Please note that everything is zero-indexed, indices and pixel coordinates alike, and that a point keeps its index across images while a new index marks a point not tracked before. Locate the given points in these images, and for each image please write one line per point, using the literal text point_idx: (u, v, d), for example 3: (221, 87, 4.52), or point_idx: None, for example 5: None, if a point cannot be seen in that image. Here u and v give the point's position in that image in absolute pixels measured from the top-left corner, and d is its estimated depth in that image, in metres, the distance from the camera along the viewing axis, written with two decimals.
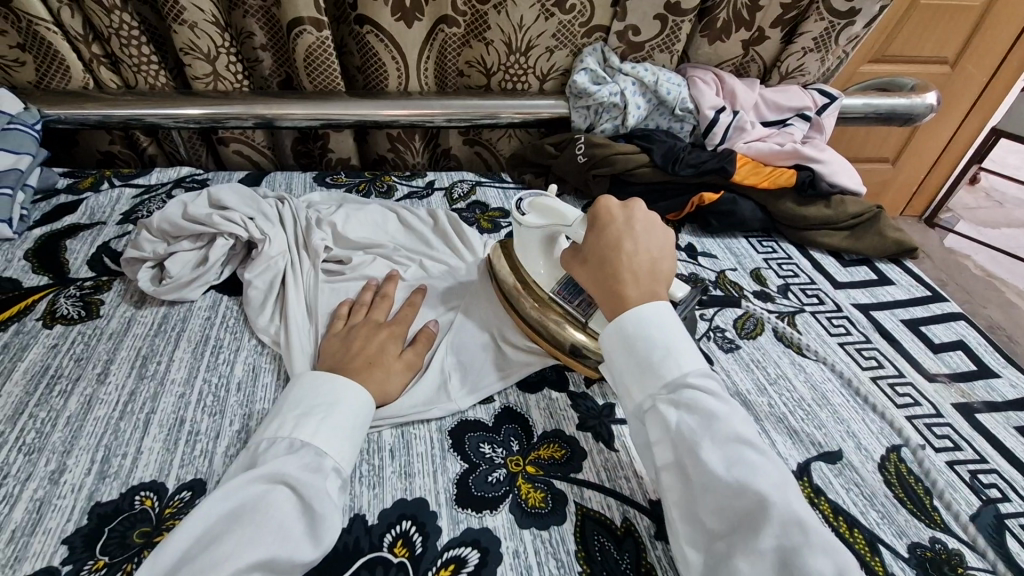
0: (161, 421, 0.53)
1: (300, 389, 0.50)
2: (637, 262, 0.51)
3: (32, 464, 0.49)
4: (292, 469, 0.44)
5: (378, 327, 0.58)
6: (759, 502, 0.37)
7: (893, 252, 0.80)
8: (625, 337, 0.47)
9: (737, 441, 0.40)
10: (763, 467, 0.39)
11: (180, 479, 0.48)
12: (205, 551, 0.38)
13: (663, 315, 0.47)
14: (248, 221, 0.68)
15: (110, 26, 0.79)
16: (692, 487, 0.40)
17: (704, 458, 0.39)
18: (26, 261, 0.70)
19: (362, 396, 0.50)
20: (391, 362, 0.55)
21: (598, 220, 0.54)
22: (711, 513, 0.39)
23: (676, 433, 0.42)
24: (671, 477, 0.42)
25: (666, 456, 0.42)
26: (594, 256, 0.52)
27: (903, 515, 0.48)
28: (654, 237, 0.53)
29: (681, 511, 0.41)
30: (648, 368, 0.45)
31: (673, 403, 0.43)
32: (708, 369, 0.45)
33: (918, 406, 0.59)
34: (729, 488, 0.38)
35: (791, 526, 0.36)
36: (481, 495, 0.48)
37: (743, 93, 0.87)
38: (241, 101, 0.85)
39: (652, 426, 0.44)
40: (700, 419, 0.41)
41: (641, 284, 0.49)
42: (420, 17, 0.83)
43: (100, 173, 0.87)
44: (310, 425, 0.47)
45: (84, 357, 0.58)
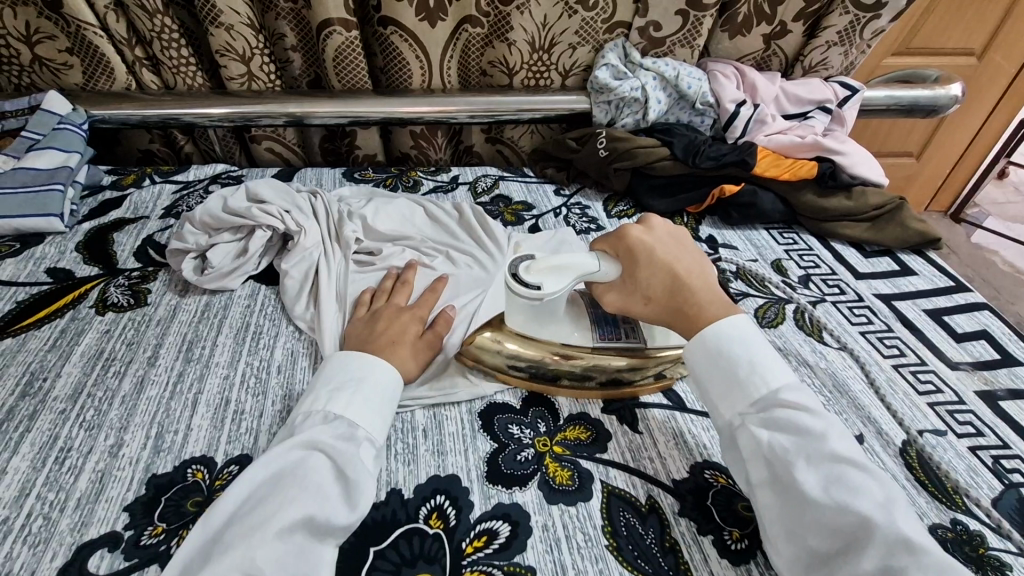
0: (208, 401, 0.56)
1: (332, 367, 0.52)
2: (694, 279, 0.53)
3: (93, 438, 0.52)
4: (326, 438, 0.47)
5: (400, 311, 0.61)
6: (861, 522, 0.38)
7: (916, 243, 0.80)
8: (709, 358, 0.49)
9: (835, 459, 0.41)
10: (864, 486, 0.40)
11: (228, 454, 0.52)
12: (250, 512, 0.41)
13: (742, 331, 0.49)
14: (285, 214, 0.71)
15: (152, 30, 0.83)
16: (791, 506, 0.41)
17: (800, 477, 0.41)
18: (77, 253, 0.74)
19: (390, 372, 0.52)
20: (412, 343, 0.57)
21: (637, 255, 0.53)
22: (813, 533, 0.40)
23: (769, 449, 0.44)
24: (768, 494, 0.43)
25: (760, 473, 0.44)
26: (656, 289, 0.53)
27: (924, 497, 0.49)
28: (687, 249, 0.56)
29: (780, 528, 0.42)
30: (735, 390, 0.47)
31: (763, 422, 0.45)
32: (795, 385, 0.47)
33: (940, 393, 0.59)
34: (831, 508, 0.39)
35: (897, 545, 0.37)
36: (511, 472, 0.51)
37: (764, 87, 0.88)
38: (274, 100, 0.88)
39: (745, 444, 0.45)
40: (794, 438, 0.43)
41: (714, 302, 0.52)
42: (444, 17, 0.85)
43: (142, 170, 0.92)
44: (342, 398, 0.49)
45: (135, 342, 0.62)
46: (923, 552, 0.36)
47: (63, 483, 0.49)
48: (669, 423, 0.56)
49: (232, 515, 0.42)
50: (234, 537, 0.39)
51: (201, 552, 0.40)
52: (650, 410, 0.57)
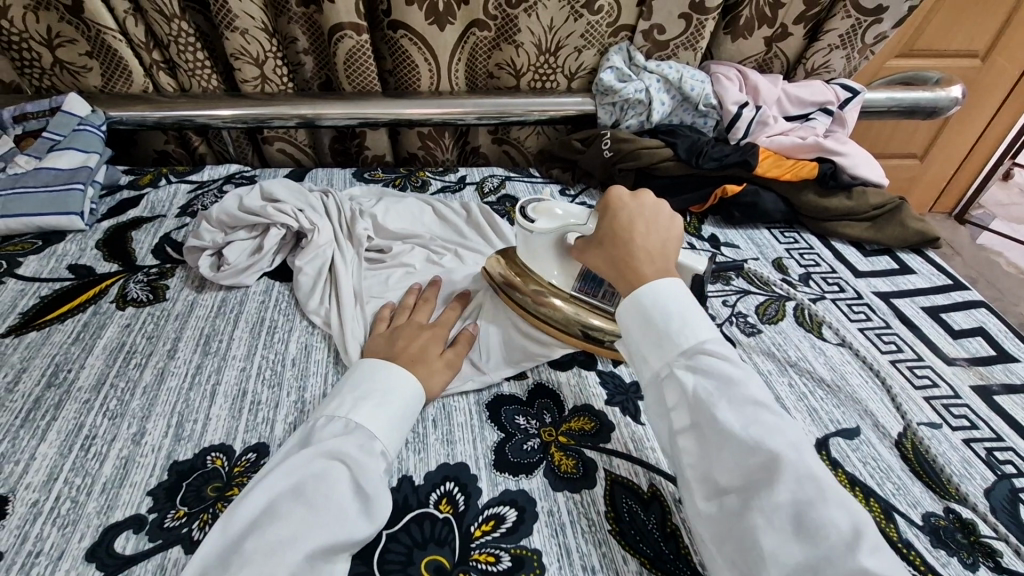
0: (226, 392, 0.58)
1: (360, 375, 0.53)
2: (650, 243, 0.53)
3: (117, 426, 0.55)
4: (349, 448, 0.47)
5: (419, 329, 0.61)
6: (773, 461, 0.39)
7: (915, 242, 0.81)
8: (640, 308, 0.49)
9: (752, 403, 0.42)
10: (778, 427, 0.41)
11: (245, 442, 0.54)
12: (270, 520, 0.41)
13: (679, 288, 0.50)
14: (299, 213, 0.74)
15: (169, 34, 0.86)
16: (710, 449, 0.42)
17: (719, 419, 0.42)
18: (97, 250, 0.76)
19: (413, 386, 0.53)
20: (434, 362, 0.57)
21: (609, 210, 0.56)
22: (726, 473, 0.41)
23: (693, 396, 0.44)
24: (689, 440, 0.44)
25: (684, 420, 0.44)
26: (608, 242, 0.54)
27: (918, 487, 0.51)
28: (663, 219, 0.56)
29: (697, 469, 0.43)
30: (665, 339, 0.47)
31: (690, 370, 0.45)
32: (721, 338, 0.47)
33: (936, 387, 0.61)
34: (744, 446, 0.40)
35: (806, 481, 0.38)
36: (517, 461, 0.53)
37: (766, 89, 0.90)
38: (287, 102, 0.90)
39: (670, 392, 0.46)
40: (716, 384, 0.44)
41: (656, 266, 0.52)
42: (452, 21, 0.87)
43: (158, 170, 0.94)
44: (366, 408, 0.50)
45: (155, 335, 0.64)
46: (829, 488, 0.38)
47: (89, 468, 0.51)
48: None
49: (252, 521, 0.42)
50: (254, 548, 0.40)
51: (218, 555, 0.41)
52: None
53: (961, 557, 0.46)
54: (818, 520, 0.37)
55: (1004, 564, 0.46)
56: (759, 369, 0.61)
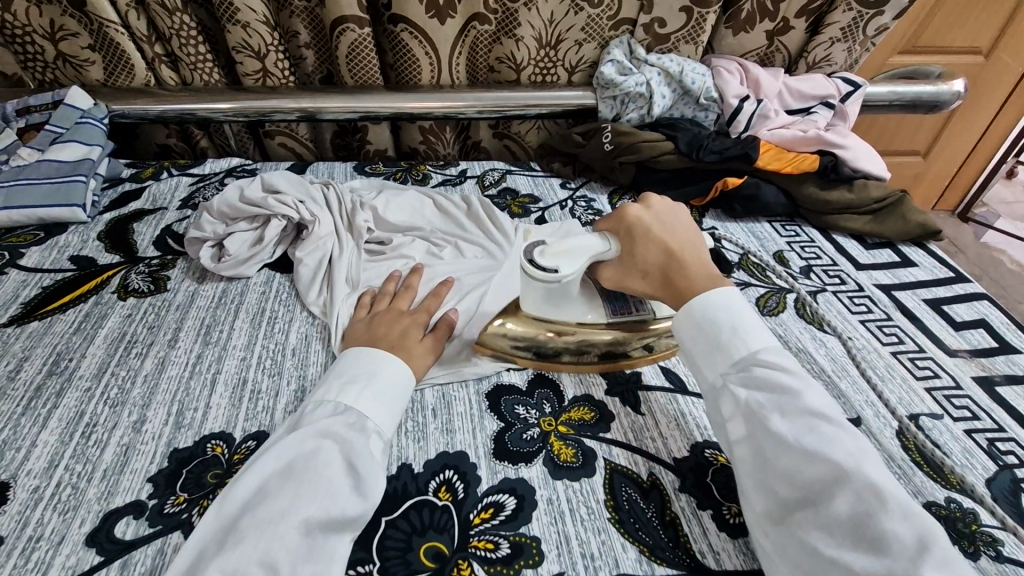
0: (226, 381, 0.58)
1: (345, 362, 0.54)
2: (688, 253, 0.56)
3: (117, 414, 0.55)
4: (338, 428, 0.47)
5: (399, 316, 0.61)
6: (832, 470, 0.40)
7: (918, 235, 0.81)
8: (696, 323, 0.51)
9: (809, 414, 0.43)
10: (837, 437, 0.41)
11: (245, 430, 0.54)
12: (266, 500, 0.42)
13: (728, 296, 0.52)
14: (299, 204, 0.74)
15: (171, 27, 0.86)
16: (765, 457, 0.43)
17: (774, 428, 0.43)
18: (99, 242, 0.77)
19: (397, 368, 0.53)
20: (414, 347, 0.57)
21: (635, 232, 0.56)
22: (782, 482, 0.41)
23: (747, 406, 0.45)
24: (745, 450, 0.45)
25: (739, 430, 0.46)
26: (650, 264, 0.56)
27: (919, 477, 0.51)
28: (685, 227, 0.58)
29: (753, 480, 0.43)
30: (719, 352, 0.49)
31: (744, 381, 0.47)
32: (774, 347, 0.49)
33: (937, 378, 0.60)
34: (802, 456, 0.41)
35: (867, 491, 0.38)
36: (517, 449, 0.53)
37: (768, 82, 0.89)
38: (288, 96, 0.91)
39: (725, 403, 0.47)
40: (770, 395, 0.45)
41: (705, 274, 0.54)
42: (453, 14, 0.87)
43: (159, 164, 0.94)
44: (353, 390, 0.50)
45: (156, 325, 0.64)
46: (890, 498, 0.38)
47: (89, 456, 0.51)
48: (671, 405, 0.57)
49: (248, 503, 0.42)
50: (249, 528, 0.40)
51: (217, 535, 0.41)
52: (652, 392, 0.58)
53: (963, 546, 0.46)
54: (880, 530, 0.37)
55: (1005, 552, 0.46)
56: None
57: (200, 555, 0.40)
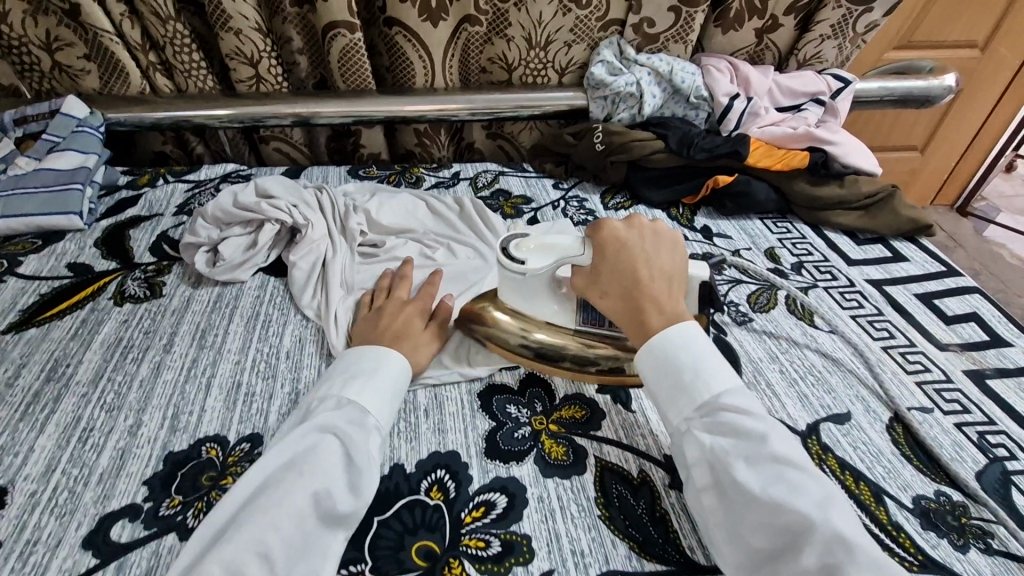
0: (221, 385, 0.59)
1: (350, 357, 0.54)
2: (658, 286, 0.52)
3: (114, 419, 0.55)
4: (340, 423, 0.48)
5: (402, 304, 0.62)
6: (798, 521, 0.39)
7: (909, 229, 0.81)
8: (655, 358, 0.50)
9: (775, 460, 0.42)
10: (803, 485, 0.41)
11: (240, 432, 0.54)
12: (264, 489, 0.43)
13: (691, 337, 0.50)
14: (292, 208, 0.74)
15: (165, 35, 0.87)
16: (733, 509, 0.43)
17: (739, 479, 0.42)
18: (96, 248, 0.77)
19: (399, 365, 0.54)
20: (418, 335, 0.59)
21: (604, 248, 0.54)
22: (751, 534, 0.41)
23: (712, 454, 0.45)
24: (712, 499, 0.44)
25: (705, 477, 0.45)
26: (613, 287, 0.53)
27: (909, 470, 0.51)
28: (664, 254, 0.54)
29: (725, 530, 0.43)
30: (681, 393, 0.48)
31: (707, 426, 0.46)
32: (739, 387, 0.47)
33: (928, 372, 0.61)
34: (767, 509, 0.40)
35: (834, 542, 0.38)
36: (509, 448, 0.53)
37: (758, 80, 0.90)
38: (282, 101, 0.91)
39: (690, 448, 0.46)
40: (734, 442, 0.44)
41: (666, 313, 0.51)
42: (445, 17, 0.87)
43: (155, 171, 0.95)
44: (356, 385, 0.51)
45: (152, 330, 0.65)
46: (857, 549, 0.37)
47: (86, 459, 0.52)
48: None
49: (247, 497, 0.43)
50: (249, 518, 0.40)
51: (215, 531, 0.41)
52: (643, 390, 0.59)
53: (952, 539, 0.46)
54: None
55: (993, 545, 0.46)
56: (750, 357, 0.62)
57: (200, 549, 0.41)
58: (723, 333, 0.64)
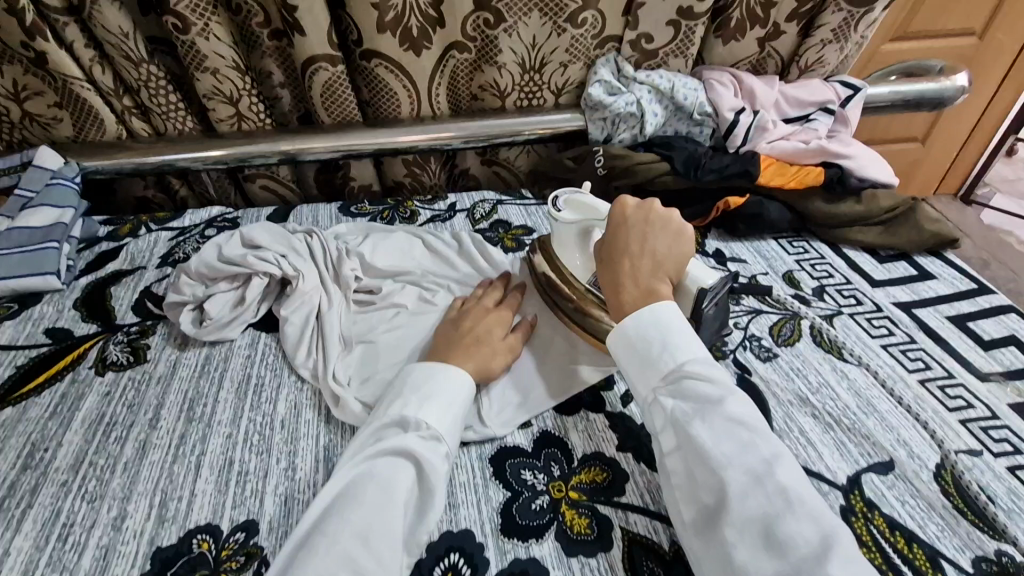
0: (211, 463, 0.54)
1: (418, 375, 0.53)
2: (643, 265, 0.53)
3: (96, 511, 0.51)
4: (416, 448, 0.47)
5: (487, 311, 0.63)
6: (746, 475, 0.40)
7: (933, 244, 0.77)
8: (623, 332, 0.50)
9: (729, 420, 0.42)
10: (754, 443, 0.41)
11: (233, 520, 0.50)
12: (343, 510, 0.43)
13: (661, 315, 0.49)
14: (281, 259, 0.70)
15: (138, 79, 0.83)
16: (688, 467, 0.42)
17: (695, 437, 0.42)
18: (75, 310, 0.73)
19: (465, 388, 0.53)
20: (496, 343, 0.59)
21: (613, 225, 0.57)
22: (701, 490, 0.41)
23: (674, 417, 0.44)
24: (670, 461, 0.44)
25: (666, 440, 0.45)
26: (606, 259, 0.56)
27: (964, 527, 0.47)
28: (665, 243, 0.55)
29: (679, 489, 0.43)
30: (648, 363, 0.47)
31: (672, 392, 0.45)
32: (705, 356, 0.47)
33: (972, 408, 0.57)
34: (716, 464, 0.40)
35: (776, 494, 0.38)
36: (527, 524, 0.49)
37: (763, 92, 0.86)
38: (265, 140, 0.87)
39: (655, 414, 0.46)
40: (693, 405, 0.44)
41: (639, 290, 0.52)
42: (429, 44, 0.83)
43: (137, 218, 0.91)
44: (433, 409, 0.50)
45: (136, 403, 0.61)
46: (797, 500, 0.38)
47: (67, 562, 0.47)
48: None
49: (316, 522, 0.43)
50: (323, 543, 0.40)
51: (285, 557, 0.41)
52: None
53: None
54: (786, 533, 0.37)
55: None
56: (779, 398, 0.57)
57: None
58: (748, 373, 0.60)
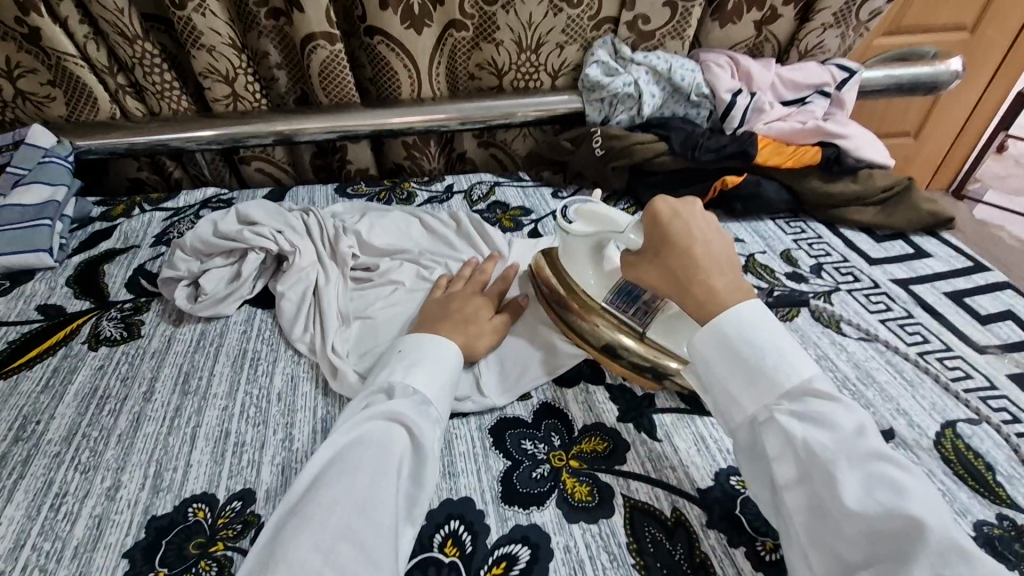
0: (207, 435, 0.54)
1: (406, 345, 0.54)
2: (715, 259, 0.49)
3: (89, 481, 0.50)
4: (406, 410, 0.48)
5: (473, 294, 0.62)
6: (909, 526, 0.35)
7: (929, 223, 0.77)
8: (724, 339, 0.45)
9: (876, 459, 0.38)
10: (910, 488, 0.36)
11: (230, 489, 0.49)
12: (340, 475, 0.43)
13: (761, 320, 0.45)
14: (278, 235, 0.69)
15: (132, 56, 0.82)
16: (826, 511, 0.38)
17: (841, 479, 0.37)
18: (68, 287, 0.72)
19: (454, 355, 0.54)
20: (483, 324, 0.59)
21: (660, 223, 0.51)
22: (848, 540, 0.36)
23: (802, 448, 0.40)
24: (796, 498, 0.39)
25: (789, 473, 0.40)
26: (668, 256, 0.50)
27: (965, 493, 0.47)
28: (722, 236, 0.51)
29: (813, 534, 0.38)
30: (760, 378, 0.43)
31: (795, 414, 0.41)
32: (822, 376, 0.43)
33: (970, 379, 0.57)
34: (873, 515, 0.36)
35: (950, 554, 0.34)
36: (528, 491, 0.48)
37: (760, 74, 0.86)
38: (262, 119, 0.87)
39: (772, 439, 0.41)
40: (830, 435, 0.39)
41: (724, 284, 0.48)
42: (429, 23, 0.83)
43: (131, 200, 0.90)
44: (419, 374, 0.51)
45: (130, 377, 0.60)
46: (976, 560, 0.33)
47: (59, 531, 0.46)
48: (688, 429, 0.53)
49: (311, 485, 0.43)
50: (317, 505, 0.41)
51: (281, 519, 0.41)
52: (667, 416, 0.54)
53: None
54: None
55: None
56: None
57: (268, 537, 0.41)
58: None
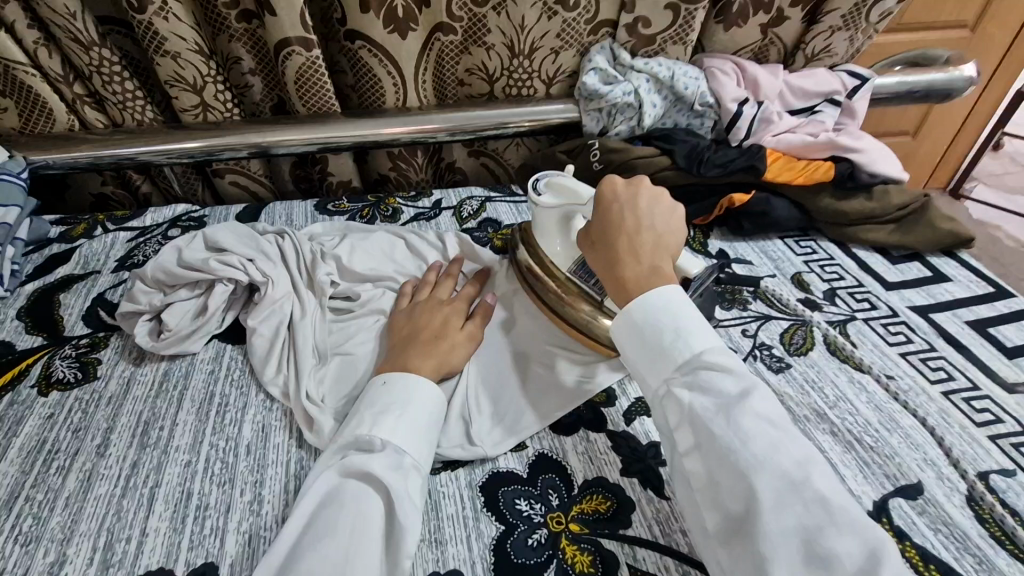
0: (167, 497, 0.48)
1: (375, 391, 0.49)
2: (642, 241, 0.49)
3: (30, 556, 0.44)
4: (377, 468, 0.44)
5: (440, 304, 0.60)
6: (779, 480, 0.35)
7: (948, 244, 0.73)
8: (633, 318, 0.45)
9: (757, 417, 0.38)
10: (785, 445, 0.36)
11: (189, 564, 0.44)
12: (312, 551, 0.39)
13: (674, 300, 0.44)
14: (248, 263, 0.63)
15: (89, 64, 0.75)
16: (712, 469, 0.37)
17: (721, 439, 0.37)
18: (18, 321, 0.66)
19: (435, 394, 0.50)
20: (455, 335, 0.57)
21: (601, 204, 0.51)
22: (727, 495, 0.36)
23: (692, 414, 0.39)
24: (691, 463, 0.39)
25: (685, 440, 0.39)
26: (598, 239, 0.50)
27: (1004, 559, 0.43)
28: (662, 221, 0.50)
29: (703, 495, 0.38)
30: (659, 354, 0.43)
31: (687, 385, 0.41)
32: (721, 346, 0.42)
33: (1001, 423, 0.53)
34: (749, 468, 0.36)
35: (814, 504, 0.34)
36: (523, 563, 0.43)
37: (766, 82, 0.81)
38: (235, 131, 0.80)
39: (670, 409, 0.41)
40: (715, 399, 0.39)
41: (643, 266, 0.47)
42: (414, 26, 0.77)
43: (93, 218, 0.83)
44: (389, 423, 0.46)
45: (83, 427, 0.54)
46: (840, 512, 0.34)
47: None
48: None
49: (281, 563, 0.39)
50: None
51: None
52: None
53: None
54: (830, 548, 0.32)
55: None
56: (794, 413, 0.52)
57: None
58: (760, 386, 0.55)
